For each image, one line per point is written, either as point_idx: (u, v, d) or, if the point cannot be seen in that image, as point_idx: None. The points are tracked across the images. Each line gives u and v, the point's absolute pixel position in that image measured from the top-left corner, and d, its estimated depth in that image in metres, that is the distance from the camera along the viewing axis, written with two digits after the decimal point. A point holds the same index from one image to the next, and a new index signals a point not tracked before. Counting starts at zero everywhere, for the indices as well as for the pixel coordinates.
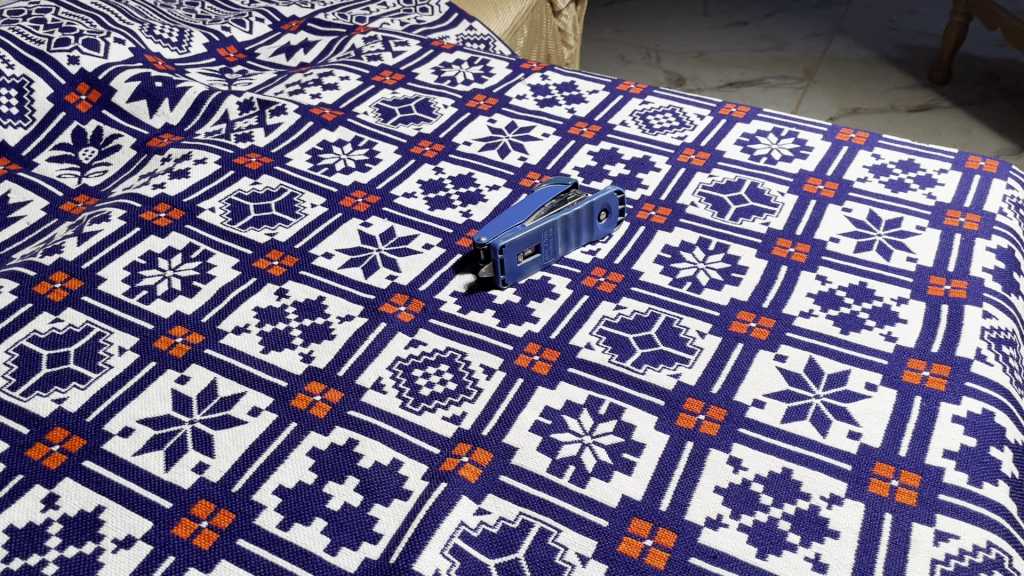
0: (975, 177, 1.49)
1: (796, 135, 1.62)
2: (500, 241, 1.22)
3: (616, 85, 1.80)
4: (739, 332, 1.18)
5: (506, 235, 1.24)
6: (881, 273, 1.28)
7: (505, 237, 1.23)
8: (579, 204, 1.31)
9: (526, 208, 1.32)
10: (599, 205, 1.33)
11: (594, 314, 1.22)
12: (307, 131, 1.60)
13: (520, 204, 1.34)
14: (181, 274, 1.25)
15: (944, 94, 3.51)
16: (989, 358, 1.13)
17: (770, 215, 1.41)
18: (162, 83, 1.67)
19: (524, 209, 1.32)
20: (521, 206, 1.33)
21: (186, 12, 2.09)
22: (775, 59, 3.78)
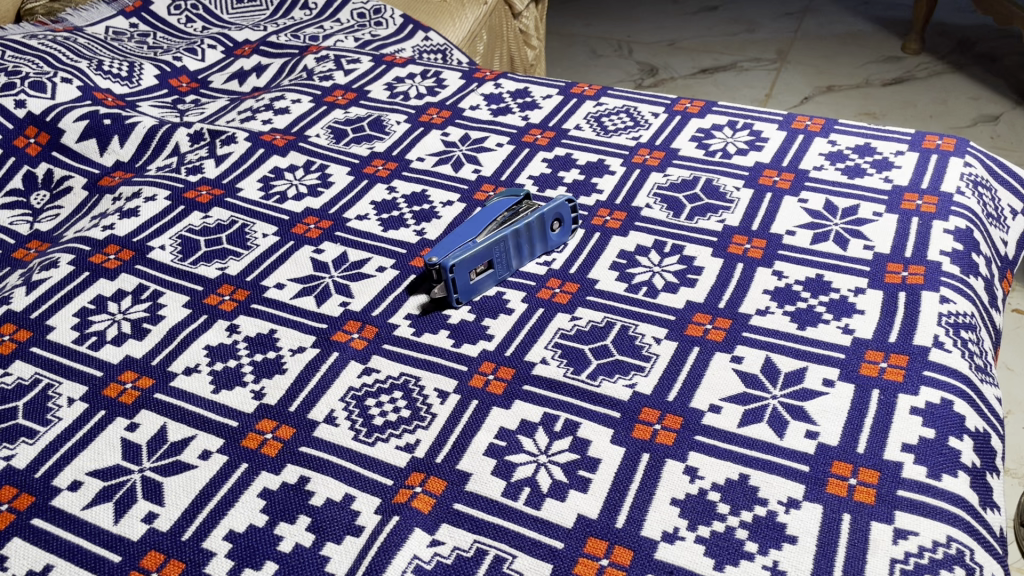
0: (932, 157, 1.48)
1: (752, 126, 1.61)
2: (450, 260, 1.21)
3: (569, 88, 1.79)
4: (695, 336, 1.17)
5: (457, 254, 1.22)
6: (838, 264, 1.27)
7: (455, 255, 1.22)
8: (529, 215, 1.30)
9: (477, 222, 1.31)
10: (550, 215, 1.32)
11: (549, 327, 1.20)
12: (258, 159, 1.58)
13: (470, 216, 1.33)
14: (131, 317, 1.23)
15: (918, 65, 3.49)
16: (947, 345, 1.12)
17: (726, 212, 1.39)
18: (111, 120, 1.66)
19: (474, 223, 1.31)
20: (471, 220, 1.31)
21: (137, 45, 2.09)
22: (747, 42, 3.76)
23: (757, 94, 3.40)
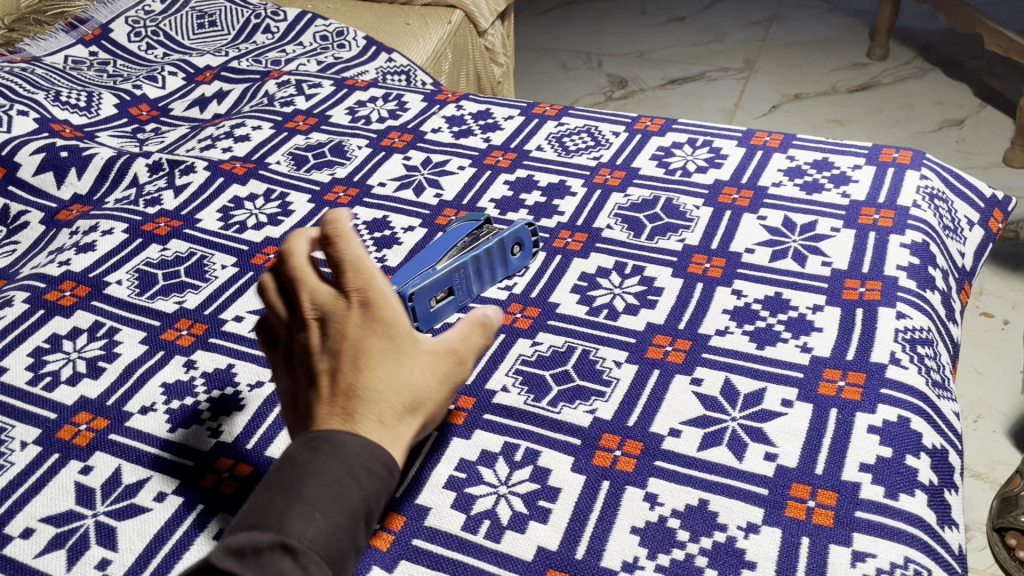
0: (889, 170, 1.49)
1: (711, 143, 1.62)
2: (409, 288, 1.19)
3: (531, 108, 1.79)
4: (655, 358, 1.17)
5: (416, 282, 1.20)
6: (796, 281, 1.27)
7: (414, 283, 1.20)
8: (488, 239, 1.29)
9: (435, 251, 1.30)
10: (510, 239, 1.30)
11: (510, 353, 1.20)
12: (217, 189, 1.57)
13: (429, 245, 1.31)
14: (86, 355, 1.22)
15: (883, 71, 3.53)
16: (903, 361, 1.12)
17: (686, 231, 1.40)
18: (68, 153, 1.65)
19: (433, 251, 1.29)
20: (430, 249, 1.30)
21: (96, 74, 2.08)
22: (714, 53, 3.78)
23: (724, 104, 3.42)
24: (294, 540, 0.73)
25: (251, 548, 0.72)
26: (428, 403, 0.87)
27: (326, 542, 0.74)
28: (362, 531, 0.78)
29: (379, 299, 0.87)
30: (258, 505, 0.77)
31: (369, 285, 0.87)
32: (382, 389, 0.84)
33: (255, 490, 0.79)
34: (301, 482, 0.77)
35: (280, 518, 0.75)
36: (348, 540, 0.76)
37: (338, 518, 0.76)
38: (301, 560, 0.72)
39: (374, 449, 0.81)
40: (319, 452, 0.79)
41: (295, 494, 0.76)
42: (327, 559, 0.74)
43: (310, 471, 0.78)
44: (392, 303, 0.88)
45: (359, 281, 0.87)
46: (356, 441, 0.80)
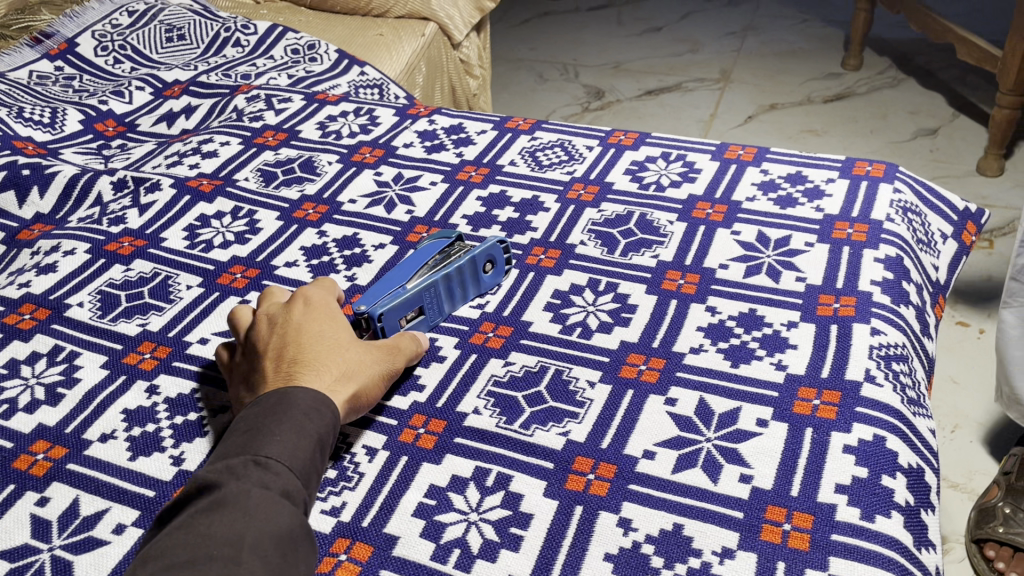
0: (862, 184, 1.48)
1: (685, 157, 1.61)
2: (375, 307, 1.18)
3: (504, 122, 1.77)
4: (629, 378, 1.15)
5: (386, 301, 1.19)
6: (771, 297, 1.26)
7: (381, 302, 1.19)
8: (459, 256, 1.27)
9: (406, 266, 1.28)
10: (481, 255, 1.29)
11: (482, 374, 1.17)
12: (183, 207, 1.54)
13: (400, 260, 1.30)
14: (45, 381, 1.19)
15: (858, 81, 3.55)
16: (879, 379, 1.11)
17: (660, 246, 1.38)
18: (30, 171, 1.61)
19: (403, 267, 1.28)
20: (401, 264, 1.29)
21: (62, 89, 2.04)
22: (690, 63, 3.79)
23: (700, 114, 3.43)
24: (265, 456, 0.90)
25: (227, 468, 0.88)
26: (364, 367, 1.08)
27: (292, 456, 0.91)
28: (319, 454, 0.95)
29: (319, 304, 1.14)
30: (228, 446, 0.93)
31: (309, 299, 1.14)
32: (324, 356, 1.05)
33: (223, 440, 0.95)
34: (263, 422, 0.94)
35: (250, 446, 0.91)
36: (310, 458, 0.93)
37: (299, 441, 0.93)
38: (273, 468, 0.89)
39: (322, 396, 0.99)
40: (275, 402, 0.97)
41: (260, 430, 0.93)
42: (295, 470, 0.91)
43: (269, 414, 0.95)
44: (330, 310, 1.13)
45: (301, 295, 1.14)
46: (306, 391, 0.99)
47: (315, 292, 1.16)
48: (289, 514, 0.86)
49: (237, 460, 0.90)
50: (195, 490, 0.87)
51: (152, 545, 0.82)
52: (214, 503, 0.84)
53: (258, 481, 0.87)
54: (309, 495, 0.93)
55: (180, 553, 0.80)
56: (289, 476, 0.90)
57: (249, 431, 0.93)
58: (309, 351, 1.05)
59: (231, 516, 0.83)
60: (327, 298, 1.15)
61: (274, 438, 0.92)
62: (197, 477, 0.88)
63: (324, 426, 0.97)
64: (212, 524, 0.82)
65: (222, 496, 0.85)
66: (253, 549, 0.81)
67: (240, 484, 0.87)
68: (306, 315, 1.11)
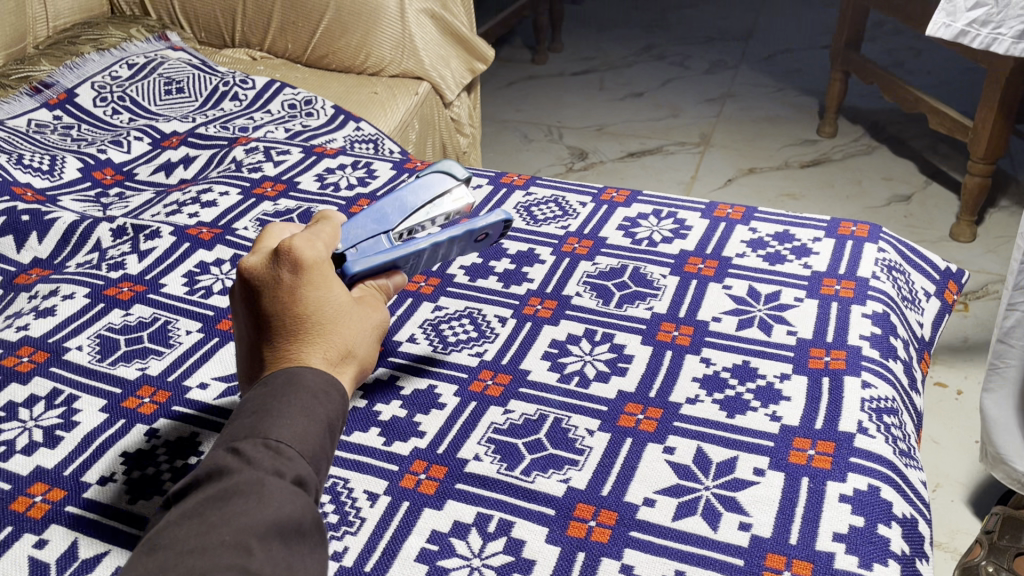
0: (847, 243, 1.53)
1: (676, 215, 1.65)
2: (351, 264, 1.07)
3: (499, 178, 1.82)
4: (627, 427, 1.17)
5: (364, 262, 1.07)
6: (763, 350, 1.30)
7: (359, 259, 1.07)
8: (458, 226, 1.14)
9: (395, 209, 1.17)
10: (481, 231, 1.15)
11: (482, 422, 1.19)
12: (183, 254, 1.55)
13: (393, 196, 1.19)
14: (44, 424, 1.19)
15: (834, 148, 3.66)
16: (871, 431, 1.14)
17: (654, 299, 1.42)
18: (30, 217, 1.63)
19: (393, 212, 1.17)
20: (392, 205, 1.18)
21: (60, 138, 2.07)
22: (672, 127, 3.89)
23: (682, 176, 3.51)
24: (276, 441, 0.84)
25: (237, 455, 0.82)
26: (367, 337, 0.98)
27: (303, 439, 0.85)
28: (329, 439, 0.89)
29: (315, 254, 0.96)
30: (235, 428, 0.87)
31: (299, 249, 0.95)
32: (327, 332, 0.94)
33: (230, 420, 0.89)
34: (270, 404, 0.87)
35: (259, 428, 0.85)
36: (320, 441, 0.87)
37: (310, 424, 0.86)
38: (284, 453, 0.83)
39: (329, 379, 0.92)
40: (281, 384, 0.90)
41: (268, 412, 0.86)
42: (305, 454, 0.85)
43: (277, 396, 0.88)
44: (327, 265, 0.97)
45: (290, 248, 0.95)
46: (312, 375, 0.91)
47: (304, 238, 0.97)
48: (302, 503, 0.81)
49: (246, 443, 0.83)
50: (203, 476, 0.81)
51: (158, 532, 0.77)
52: (225, 491, 0.79)
53: (270, 466, 0.82)
54: (320, 479, 0.87)
55: (189, 543, 0.75)
56: (300, 462, 0.84)
57: (257, 413, 0.87)
58: (310, 327, 0.93)
59: (243, 504, 0.77)
60: (321, 244, 0.98)
61: (283, 421, 0.85)
62: (206, 462, 0.83)
63: (334, 410, 0.90)
64: (222, 513, 0.77)
65: (233, 485, 0.79)
66: (265, 541, 0.76)
67: (251, 470, 0.81)
68: (298, 276, 0.95)
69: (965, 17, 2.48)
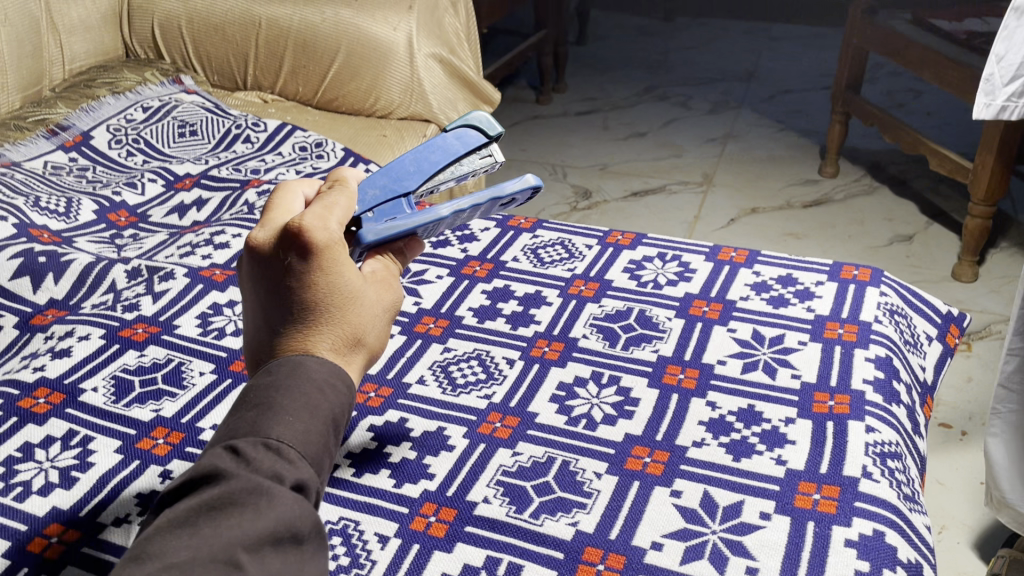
0: (850, 287, 1.56)
1: (680, 258, 1.68)
2: (367, 231, 1.06)
3: (507, 220, 1.85)
4: (634, 470, 1.18)
5: (382, 229, 1.06)
6: (768, 394, 1.31)
7: (376, 227, 1.07)
8: (483, 193, 1.11)
9: (419, 171, 1.15)
10: (507, 197, 1.11)
11: (491, 464, 1.20)
12: (196, 296, 1.57)
13: (418, 153, 1.17)
14: (60, 465, 1.21)
15: (835, 188, 3.70)
16: (875, 475, 1.16)
17: (660, 342, 1.44)
18: (46, 258, 1.66)
19: (416, 173, 1.15)
20: (416, 165, 1.16)
21: (75, 180, 2.11)
22: (675, 167, 3.94)
23: (685, 216, 3.54)
24: (276, 440, 0.82)
25: (236, 453, 0.81)
26: (376, 322, 0.96)
27: (304, 439, 0.83)
28: (331, 433, 0.87)
29: (328, 238, 0.91)
30: (235, 421, 0.85)
31: (311, 230, 0.90)
32: (336, 318, 0.91)
33: (231, 409, 0.87)
34: (272, 398, 0.85)
35: (259, 425, 0.83)
36: (322, 438, 0.85)
37: (312, 422, 0.85)
38: (285, 455, 0.82)
39: (334, 372, 0.90)
40: (284, 376, 0.87)
41: (269, 407, 0.84)
42: (306, 455, 0.84)
43: (280, 389, 0.86)
44: (340, 244, 0.92)
45: (302, 232, 0.89)
46: (318, 369, 0.89)
47: (317, 216, 0.92)
48: (300, 507, 0.80)
49: (245, 441, 0.82)
50: (201, 471, 0.80)
51: (147, 537, 0.76)
52: (219, 497, 0.77)
53: (270, 469, 0.80)
54: (321, 474, 0.86)
55: (177, 555, 0.74)
56: (301, 463, 0.83)
57: (258, 407, 0.85)
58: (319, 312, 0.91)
59: (237, 514, 0.76)
60: (334, 220, 0.93)
61: (285, 418, 0.84)
62: (204, 458, 0.81)
63: (338, 404, 0.89)
64: (215, 524, 0.76)
65: (228, 490, 0.78)
66: (255, 553, 0.76)
67: (250, 473, 0.79)
68: (308, 258, 0.90)
69: (1004, 93, 2.28)
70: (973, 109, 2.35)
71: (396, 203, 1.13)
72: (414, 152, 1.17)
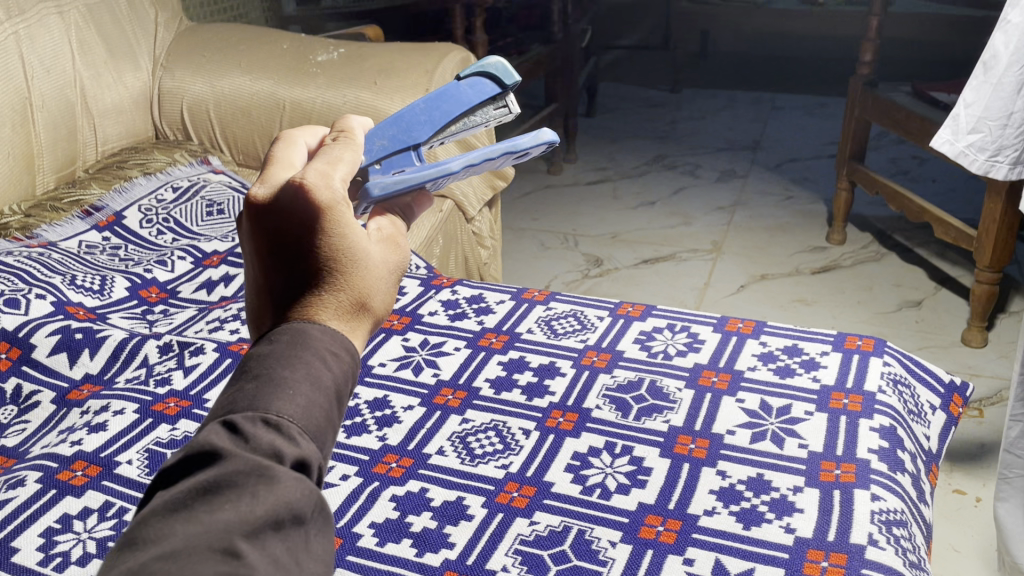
0: (854, 357, 1.61)
1: (689, 328, 1.74)
2: (375, 186, 1.11)
3: (520, 293, 1.92)
4: (648, 538, 1.23)
5: (392, 181, 1.12)
6: (777, 462, 1.36)
7: (383, 181, 1.12)
8: (496, 147, 1.19)
9: (430, 121, 1.22)
10: (522, 151, 1.19)
11: (509, 533, 1.25)
12: (224, 369, 1.63)
13: (429, 102, 1.23)
14: (96, 535, 1.26)
15: (843, 255, 3.77)
16: (881, 543, 1.20)
17: (671, 412, 1.49)
18: (82, 334, 1.74)
19: (426, 123, 1.22)
20: (427, 114, 1.22)
21: (108, 258, 2.21)
22: (685, 235, 4.02)
23: (695, 283, 3.61)
24: (276, 415, 0.76)
25: (235, 428, 0.74)
26: (378, 289, 0.93)
27: (305, 414, 0.77)
28: (335, 404, 0.82)
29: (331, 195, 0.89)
30: (234, 393, 0.80)
31: (312, 188, 0.88)
32: (337, 283, 0.89)
33: (230, 383, 0.82)
34: (273, 368, 0.80)
35: (258, 399, 0.77)
36: (325, 410, 0.80)
37: (314, 396, 0.79)
38: (286, 431, 0.75)
39: (338, 338, 0.87)
40: (286, 346, 0.83)
41: (270, 378, 0.79)
42: (308, 431, 0.78)
43: (282, 359, 0.81)
44: (343, 204, 0.90)
45: (305, 189, 0.88)
46: (322, 335, 0.85)
47: (320, 175, 0.91)
48: (303, 487, 0.73)
49: (244, 417, 0.75)
50: (197, 450, 0.73)
51: (141, 521, 0.69)
52: (216, 478, 0.70)
53: (269, 446, 0.73)
54: (324, 453, 0.80)
55: (171, 542, 0.66)
56: (302, 439, 0.77)
57: (258, 379, 0.79)
58: (320, 276, 0.89)
59: (236, 496, 0.69)
60: (337, 179, 0.92)
61: (286, 393, 0.78)
62: (199, 435, 0.74)
63: (341, 372, 0.85)
64: (211, 507, 0.68)
65: (227, 471, 0.70)
66: (256, 540, 0.68)
67: (247, 452, 0.72)
68: (309, 218, 0.88)
69: (965, 138, 2.38)
70: (935, 139, 2.48)
71: (406, 154, 1.21)
72: (425, 100, 1.23)
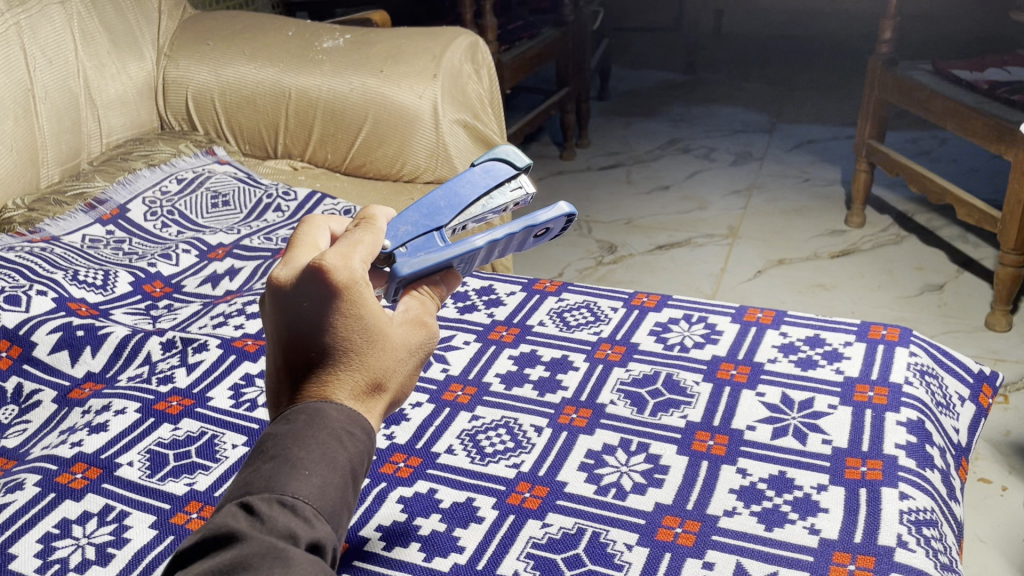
0: (879, 348, 1.55)
1: (706, 319, 1.69)
2: (403, 264, 1.07)
3: (532, 283, 1.87)
4: (665, 541, 1.18)
5: (417, 259, 1.08)
6: (799, 460, 1.31)
7: (410, 260, 1.08)
8: (516, 223, 1.15)
9: (450, 204, 1.17)
10: (541, 226, 1.16)
11: (521, 536, 1.20)
12: (228, 366, 1.59)
13: (447, 190, 1.18)
14: (95, 541, 1.22)
15: (863, 238, 3.69)
16: (911, 545, 1.15)
17: (688, 407, 1.44)
18: (84, 331, 1.70)
19: (447, 208, 1.16)
20: (447, 200, 1.17)
21: (112, 252, 2.17)
22: (700, 220, 3.94)
23: (711, 269, 3.54)
24: (293, 498, 0.78)
25: (252, 511, 0.77)
26: (397, 366, 0.92)
27: (321, 495, 0.80)
28: (351, 486, 0.84)
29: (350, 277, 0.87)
30: (251, 473, 0.82)
31: (331, 269, 0.86)
32: (355, 363, 0.88)
33: (249, 460, 0.84)
34: (290, 450, 0.82)
35: (275, 479, 0.80)
36: (340, 492, 0.82)
37: (330, 476, 0.81)
38: (301, 512, 0.78)
39: (353, 419, 0.87)
40: (303, 425, 0.84)
41: (287, 461, 0.81)
42: (324, 512, 0.80)
43: (298, 441, 0.82)
44: (363, 283, 0.88)
45: (323, 273, 0.86)
46: (337, 418, 0.85)
47: (340, 255, 0.89)
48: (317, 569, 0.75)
49: (260, 499, 0.78)
50: (215, 532, 0.75)
51: None
52: (231, 561, 0.72)
53: (285, 528, 0.76)
54: (338, 532, 0.82)
55: None
56: (317, 521, 0.79)
57: (274, 459, 0.81)
58: (339, 356, 0.88)
59: None
60: (357, 258, 0.90)
61: (302, 473, 0.80)
62: (218, 516, 0.77)
63: (355, 454, 0.85)
64: None
65: (242, 556, 0.72)
66: None
67: (263, 535, 0.74)
68: (328, 300, 0.86)
69: None
70: None
71: (429, 237, 1.13)
72: (444, 188, 1.18)
